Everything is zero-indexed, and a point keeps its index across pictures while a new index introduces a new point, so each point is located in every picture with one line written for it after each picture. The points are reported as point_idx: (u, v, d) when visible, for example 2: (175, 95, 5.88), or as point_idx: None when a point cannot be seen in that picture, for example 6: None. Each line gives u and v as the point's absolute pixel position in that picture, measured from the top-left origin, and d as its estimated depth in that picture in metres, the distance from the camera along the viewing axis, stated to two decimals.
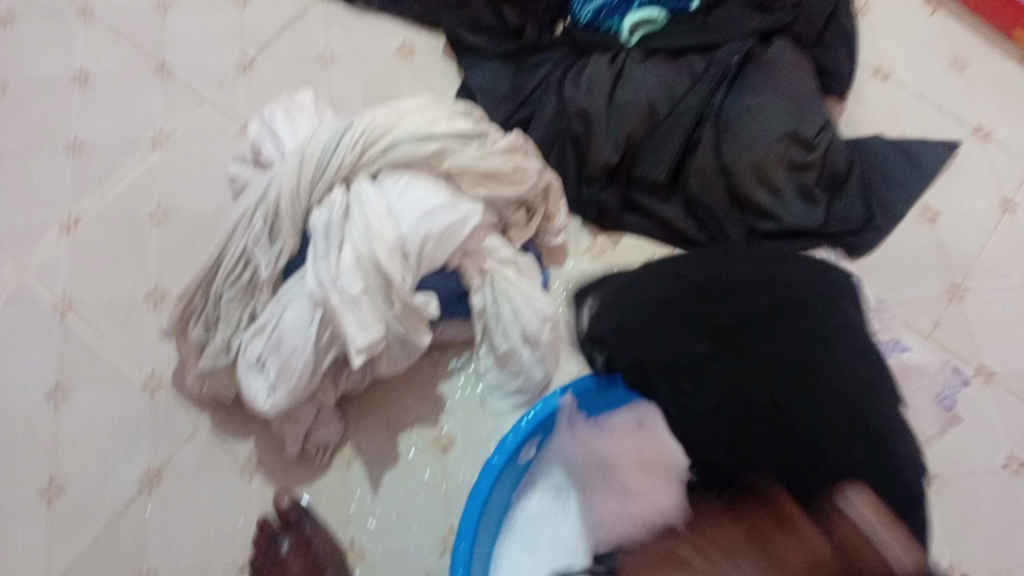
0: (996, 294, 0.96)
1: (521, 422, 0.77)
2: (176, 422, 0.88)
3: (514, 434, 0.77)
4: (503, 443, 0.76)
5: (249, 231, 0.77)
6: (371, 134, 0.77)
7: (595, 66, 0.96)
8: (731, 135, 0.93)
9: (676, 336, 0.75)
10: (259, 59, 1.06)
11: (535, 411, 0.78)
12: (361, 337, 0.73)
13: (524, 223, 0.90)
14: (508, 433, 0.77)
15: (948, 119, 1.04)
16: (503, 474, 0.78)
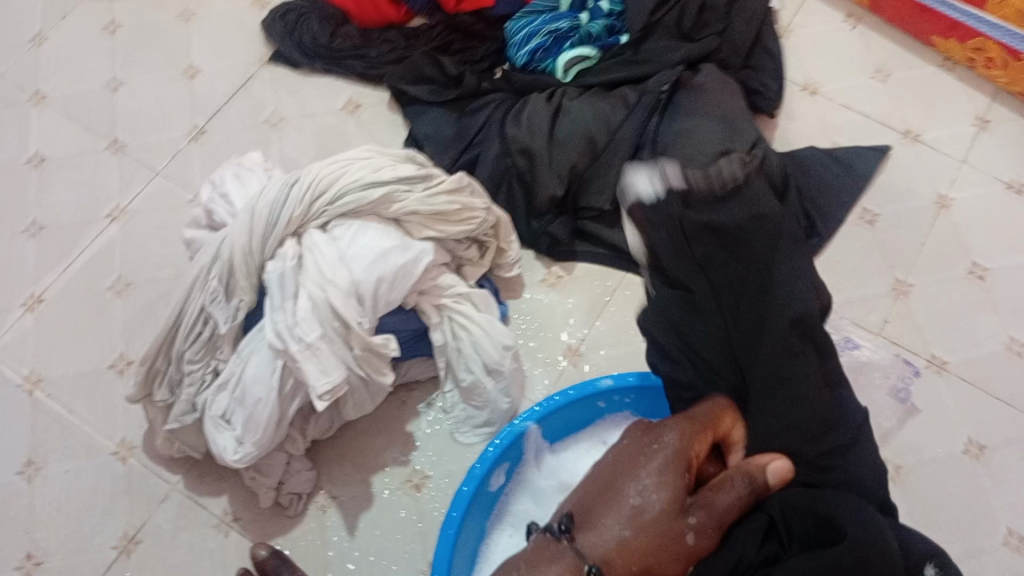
0: (940, 288, 1.00)
1: (487, 450, 0.78)
2: (150, 485, 0.89)
3: (483, 462, 0.78)
4: (471, 472, 0.77)
5: (206, 290, 0.80)
6: (318, 188, 0.80)
7: (534, 105, 1.00)
8: (668, 157, 0.96)
9: (708, 319, 0.68)
10: (209, 127, 1.09)
11: (501, 439, 0.79)
12: (323, 383, 0.75)
13: (479, 260, 0.94)
14: (475, 463, 0.78)
15: (875, 126, 1.09)
16: (474, 503, 0.79)
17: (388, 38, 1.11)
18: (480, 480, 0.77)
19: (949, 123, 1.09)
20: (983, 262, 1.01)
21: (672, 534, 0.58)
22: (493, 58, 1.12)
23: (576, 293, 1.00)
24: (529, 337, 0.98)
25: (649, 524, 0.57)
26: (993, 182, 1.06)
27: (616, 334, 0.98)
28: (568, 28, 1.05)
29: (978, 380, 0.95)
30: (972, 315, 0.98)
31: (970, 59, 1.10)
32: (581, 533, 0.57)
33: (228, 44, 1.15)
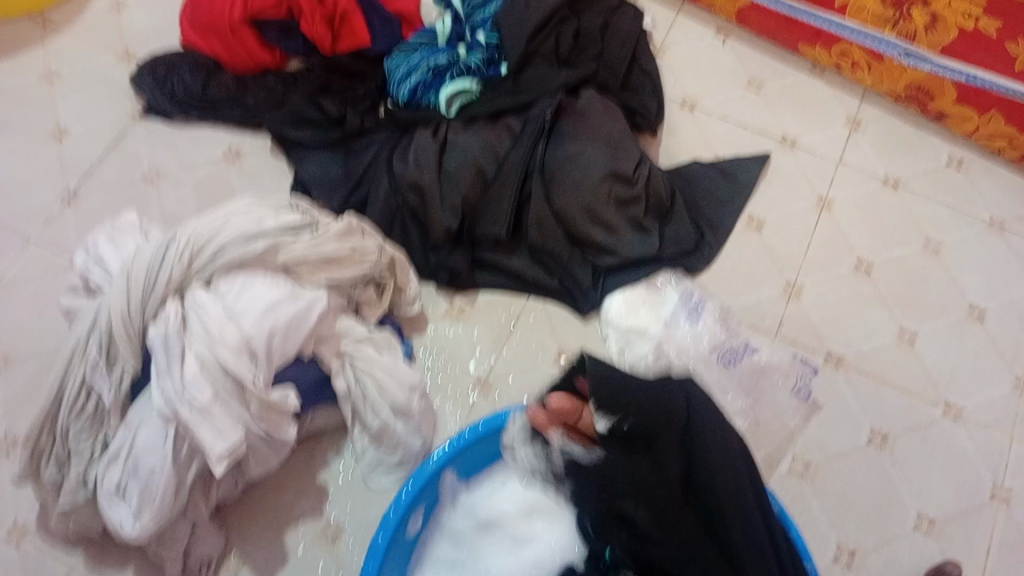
0: (830, 285, 1.03)
1: (400, 496, 0.76)
2: (45, 571, 0.84)
3: (396, 510, 0.76)
4: (384, 520, 0.75)
5: (86, 359, 0.77)
6: (198, 244, 0.77)
7: (419, 140, 0.99)
8: (558, 183, 0.97)
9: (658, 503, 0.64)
10: (84, 188, 1.05)
11: (414, 483, 0.77)
12: (220, 446, 0.72)
13: (377, 301, 0.92)
14: (388, 511, 0.76)
15: (754, 135, 1.12)
16: (390, 553, 0.76)
17: (265, 85, 1.09)
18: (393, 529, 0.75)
19: (822, 125, 1.14)
20: (868, 257, 1.05)
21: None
22: (375, 96, 1.10)
23: (481, 325, 0.99)
24: (437, 373, 0.97)
25: None
26: (869, 179, 1.10)
27: (525, 360, 0.98)
28: (447, 62, 1.06)
29: (876, 371, 0.97)
30: (862, 309, 1.02)
31: (837, 64, 1.15)
32: None
33: (99, 100, 1.11)
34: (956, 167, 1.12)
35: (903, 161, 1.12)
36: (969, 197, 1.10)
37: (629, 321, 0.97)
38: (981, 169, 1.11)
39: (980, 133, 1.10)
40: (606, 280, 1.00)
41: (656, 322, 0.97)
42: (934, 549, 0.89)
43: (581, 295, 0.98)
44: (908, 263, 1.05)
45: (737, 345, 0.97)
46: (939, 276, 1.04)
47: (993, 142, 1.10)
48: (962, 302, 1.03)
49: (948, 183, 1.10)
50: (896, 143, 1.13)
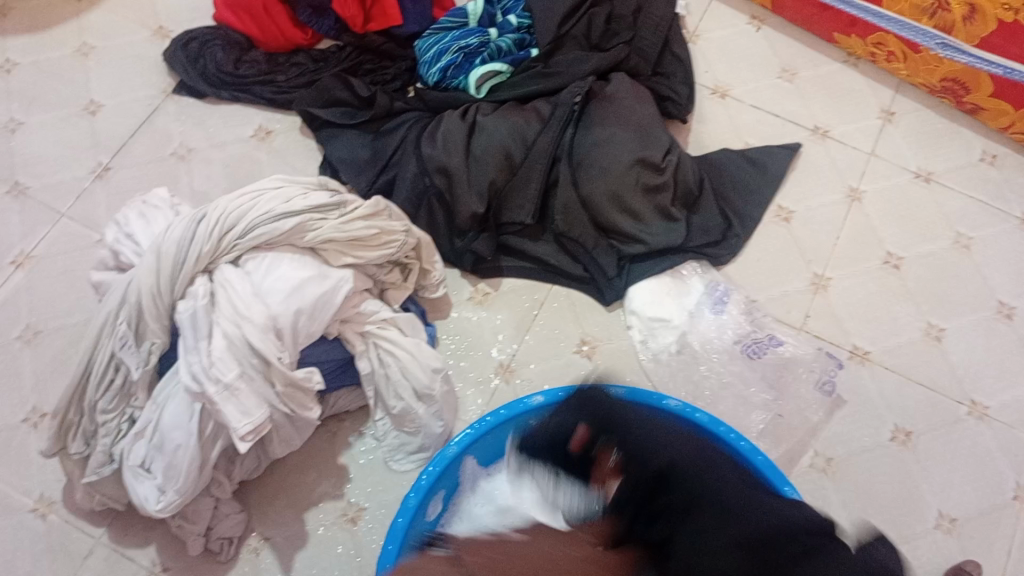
0: (858, 280, 1.02)
1: (420, 479, 0.77)
2: (71, 541, 0.86)
3: (415, 493, 0.77)
4: (404, 503, 0.76)
5: (115, 336, 0.77)
6: (226, 223, 0.78)
7: (448, 122, 0.98)
8: (586, 169, 0.97)
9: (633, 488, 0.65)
10: (114, 164, 1.06)
11: (435, 466, 0.78)
12: (245, 424, 0.73)
13: (402, 283, 0.92)
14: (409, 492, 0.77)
15: (785, 125, 1.11)
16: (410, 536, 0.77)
17: (297, 62, 1.10)
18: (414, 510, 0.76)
19: (855, 116, 1.12)
20: (897, 251, 1.04)
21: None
22: (405, 77, 1.10)
23: (504, 310, 0.99)
24: (459, 357, 0.97)
25: None
26: (900, 172, 1.09)
27: (547, 347, 0.98)
28: (478, 44, 1.05)
29: (901, 368, 0.97)
30: (889, 305, 1.01)
31: (872, 54, 1.14)
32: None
33: (130, 77, 1.11)
34: (990, 162, 1.10)
35: (936, 154, 1.10)
36: (1002, 193, 1.08)
37: (651, 311, 0.97)
38: (1016, 164, 1.09)
39: (1015, 129, 1.08)
40: (631, 268, 0.99)
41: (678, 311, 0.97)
42: (954, 549, 0.89)
43: (606, 285, 0.98)
44: (938, 259, 1.04)
45: (761, 337, 0.97)
46: (969, 273, 1.03)
47: None
48: (991, 301, 1.01)
49: (981, 178, 1.09)
50: (930, 136, 1.11)
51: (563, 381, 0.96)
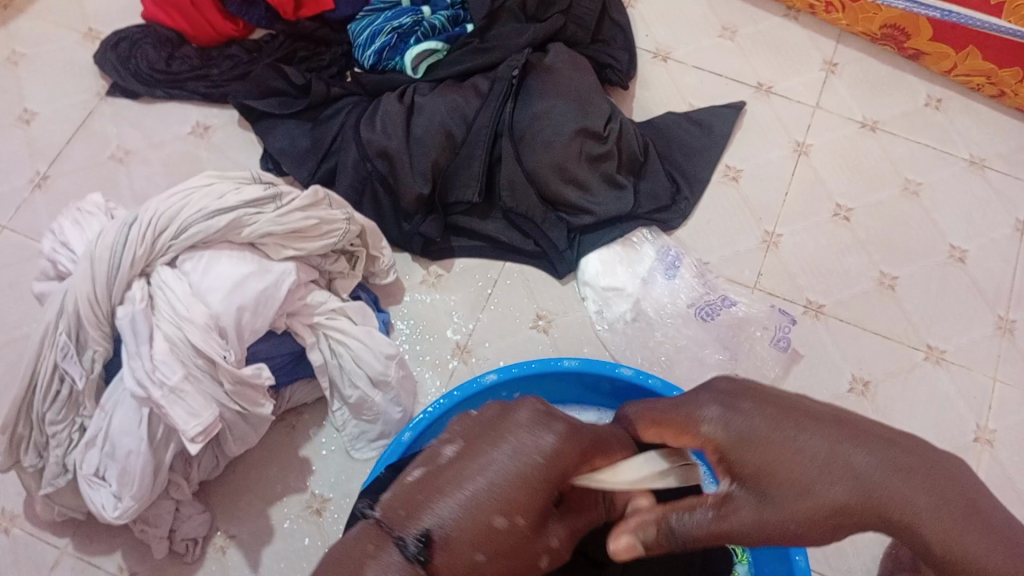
0: (808, 234, 1.02)
1: (418, 415, 0.77)
2: (36, 555, 0.85)
3: (424, 420, 0.77)
4: (397, 440, 0.75)
5: (56, 345, 0.76)
6: (160, 223, 0.77)
7: (386, 106, 0.97)
8: (528, 143, 0.96)
9: None
10: (53, 172, 1.04)
11: (446, 399, 0.78)
12: (193, 426, 0.74)
13: (350, 272, 0.91)
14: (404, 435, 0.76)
15: (730, 84, 1.10)
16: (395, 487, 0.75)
17: (230, 55, 1.08)
18: (408, 447, 0.75)
19: (798, 69, 1.12)
20: (846, 203, 1.04)
21: (536, 547, 0.42)
22: (341, 62, 1.08)
23: (456, 291, 0.99)
24: (415, 340, 0.96)
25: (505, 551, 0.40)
26: (847, 123, 1.09)
27: (504, 327, 0.97)
28: (411, 23, 1.04)
29: (855, 318, 0.98)
30: (840, 258, 1.01)
31: (811, 6, 1.13)
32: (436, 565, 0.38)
33: (63, 82, 1.09)
34: (935, 106, 1.10)
35: (882, 102, 1.10)
36: (950, 136, 1.08)
37: (605, 280, 0.96)
38: (960, 106, 1.10)
39: (958, 71, 1.09)
40: (581, 240, 0.98)
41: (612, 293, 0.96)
42: None
43: (557, 259, 0.97)
44: (887, 207, 1.04)
45: (714, 298, 0.97)
46: (920, 219, 1.04)
47: (972, 79, 1.09)
48: (942, 244, 1.02)
49: (927, 122, 1.09)
50: (874, 84, 1.11)
51: (521, 355, 0.96)
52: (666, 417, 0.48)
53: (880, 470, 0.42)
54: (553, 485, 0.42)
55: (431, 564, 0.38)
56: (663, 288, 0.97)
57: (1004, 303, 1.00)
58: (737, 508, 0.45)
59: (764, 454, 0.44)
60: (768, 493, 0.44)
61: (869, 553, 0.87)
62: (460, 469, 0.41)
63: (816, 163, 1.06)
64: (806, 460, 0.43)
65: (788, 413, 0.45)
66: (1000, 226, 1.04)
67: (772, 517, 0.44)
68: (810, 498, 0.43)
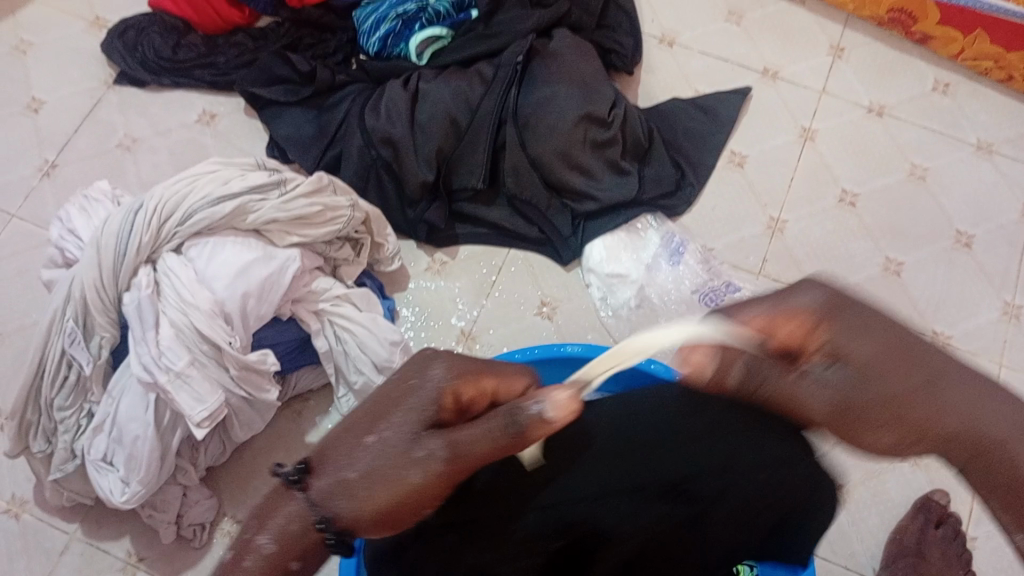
0: (814, 220, 1.02)
1: None
2: (47, 540, 0.86)
3: None
4: None
5: (64, 332, 0.77)
6: (165, 210, 0.77)
7: (390, 93, 0.97)
8: (532, 129, 0.96)
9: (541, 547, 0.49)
10: (60, 160, 1.04)
11: None
12: (199, 411, 0.74)
13: (355, 259, 0.91)
14: None
15: (736, 69, 1.10)
16: None
17: (236, 43, 1.08)
18: None
19: (804, 53, 1.11)
20: (852, 189, 1.04)
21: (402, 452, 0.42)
22: (347, 49, 1.08)
23: (462, 278, 0.99)
24: (420, 327, 0.97)
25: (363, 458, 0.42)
26: (853, 108, 1.08)
27: (509, 313, 0.97)
28: (415, 10, 1.04)
29: None
30: (846, 244, 1.01)
31: None
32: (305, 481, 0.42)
33: (69, 70, 1.09)
34: (943, 90, 1.09)
35: (889, 87, 1.09)
36: (958, 121, 1.08)
37: (609, 266, 0.96)
38: (968, 91, 1.09)
39: (966, 54, 1.08)
40: (586, 225, 0.98)
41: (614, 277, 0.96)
42: (921, 479, 0.90)
43: (562, 245, 0.97)
44: (894, 193, 1.04)
45: (719, 285, 0.97)
46: (927, 204, 1.03)
47: (980, 63, 1.08)
48: (949, 230, 1.02)
49: (935, 107, 1.08)
50: (881, 69, 1.10)
51: (525, 341, 0.97)
52: (770, 310, 0.45)
53: (978, 394, 0.41)
54: (426, 409, 0.44)
55: (309, 490, 0.42)
56: (669, 274, 0.97)
57: (1010, 289, 0.99)
58: (832, 387, 0.42)
59: (880, 356, 0.41)
60: (874, 382, 0.41)
61: (873, 538, 0.87)
62: (360, 414, 0.45)
63: (822, 149, 1.06)
64: (920, 373, 0.41)
65: (902, 339, 0.42)
66: (1007, 211, 1.03)
67: (872, 404, 0.41)
68: (926, 400, 0.41)
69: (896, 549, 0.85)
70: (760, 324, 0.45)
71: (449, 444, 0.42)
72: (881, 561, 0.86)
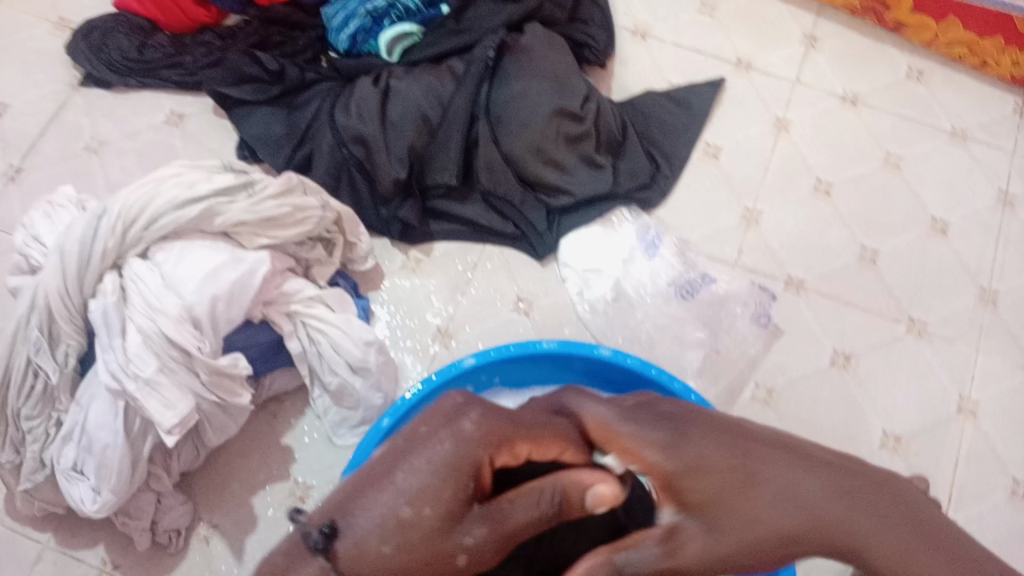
0: (789, 208, 1.02)
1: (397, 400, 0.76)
2: (19, 549, 0.85)
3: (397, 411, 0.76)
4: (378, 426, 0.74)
5: (28, 340, 0.76)
6: (130, 213, 0.76)
7: (360, 90, 0.96)
8: (505, 124, 0.95)
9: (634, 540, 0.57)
10: (26, 164, 1.02)
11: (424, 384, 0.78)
12: (169, 417, 0.73)
13: (327, 258, 0.90)
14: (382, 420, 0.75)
15: (710, 60, 1.09)
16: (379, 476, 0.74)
17: (202, 42, 1.06)
18: (389, 431, 0.74)
19: (777, 44, 1.10)
20: (827, 177, 1.03)
21: (447, 544, 0.42)
22: (317, 46, 1.07)
23: (437, 276, 0.98)
24: (395, 327, 0.96)
25: (410, 538, 0.40)
26: (827, 97, 1.08)
27: (484, 310, 0.96)
28: (385, 5, 1.02)
29: (838, 294, 0.97)
30: (821, 233, 1.01)
31: None
32: (340, 555, 0.39)
33: (34, 73, 1.08)
34: (916, 78, 1.09)
35: (862, 76, 1.09)
36: (930, 108, 1.08)
37: (583, 261, 0.96)
38: (941, 78, 1.09)
39: (942, 40, 1.07)
40: (562, 221, 0.98)
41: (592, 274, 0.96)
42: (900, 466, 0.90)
43: (537, 240, 0.97)
44: (868, 181, 1.03)
45: (695, 277, 0.96)
46: (901, 192, 1.03)
47: (954, 50, 1.08)
48: (925, 217, 1.02)
49: (908, 95, 1.08)
50: (854, 56, 1.10)
51: (501, 339, 0.95)
52: (613, 437, 0.50)
53: (809, 504, 0.44)
54: (460, 469, 0.43)
55: (342, 553, 0.39)
56: (645, 269, 0.96)
57: (987, 274, 0.99)
58: (686, 539, 0.46)
59: (717, 489, 0.45)
60: (717, 519, 0.45)
61: None
62: (379, 471, 0.43)
63: (796, 139, 1.05)
64: (753, 485, 0.45)
65: (724, 453, 0.46)
66: (981, 197, 1.04)
67: (721, 549, 0.45)
68: (757, 528, 0.44)
69: None
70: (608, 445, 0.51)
71: (500, 534, 0.45)
72: None
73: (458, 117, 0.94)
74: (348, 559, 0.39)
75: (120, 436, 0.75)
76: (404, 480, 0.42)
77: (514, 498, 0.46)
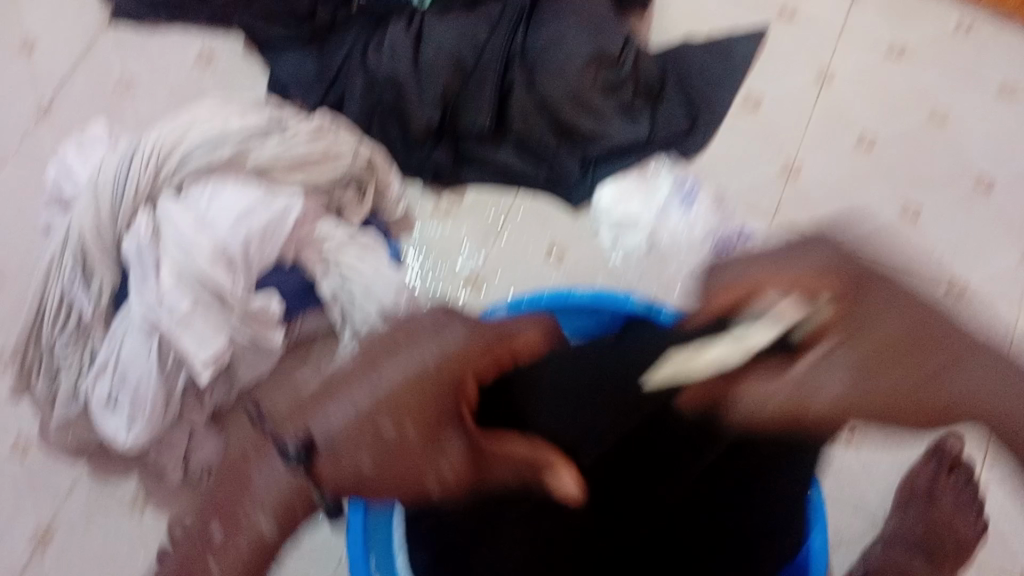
0: (829, 162, 0.99)
1: None
2: (53, 481, 0.86)
3: None
4: None
5: (63, 273, 0.76)
6: (163, 150, 0.77)
7: (394, 33, 0.95)
8: (540, 70, 0.94)
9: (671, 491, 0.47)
10: (57, 98, 1.01)
11: None
12: (205, 352, 0.73)
13: (357, 204, 0.87)
14: None
15: (753, 7, 1.06)
16: None
17: None
18: None
19: None
20: (870, 131, 1.01)
21: (419, 462, 0.37)
22: None
23: (468, 221, 0.95)
24: (426, 273, 0.93)
25: (358, 456, 0.35)
26: (872, 49, 1.05)
27: (518, 254, 0.95)
28: None
29: None
30: (862, 188, 0.98)
31: None
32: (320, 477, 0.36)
33: (65, 6, 1.06)
34: (965, 31, 1.06)
35: (909, 28, 1.06)
36: (979, 61, 1.05)
37: (620, 211, 0.93)
38: (991, 32, 1.06)
39: None
40: (597, 169, 0.95)
41: (626, 221, 0.93)
42: None
43: (571, 187, 0.95)
44: (912, 136, 1.01)
45: (733, 230, 0.94)
46: (946, 148, 1.00)
47: (1005, 2, 1.05)
48: (970, 174, 0.99)
49: (957, 49, 1.05)
50: (901, 7, 1.07)
51: (534, 287, 0.94)
52: (792, 268, 0.37)
53: (994, 377, 0.38)
54: (434, 394, 0.37)
55: (321, 476, 0.35)
56: (683, 222, 0.93)
57: None
58: (833, 374, 0.36)
59: (901, 336, 0.37)
60: (880, 356, 0.36)
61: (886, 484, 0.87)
62: (338, 382, 0.37)
63: (840, 91, 1.02)
64: (934, 343, 0.37)
65: (923, 314, 0.38)
66: None
67: (873, 388, 0.36)
68: (929, 387, 0.37)
69: (907, 494, 0.84)
70: (780, 293, 0.37)
71: (471, 466, 0.38)
72: (891, 507, 0.86)
73: (493, 61, 0.94)
74: (331, 476, 0.35)
75: (156, 370, 0.75)
76: (356, 395, 0.36)
77: (497, 453, 0.39)
